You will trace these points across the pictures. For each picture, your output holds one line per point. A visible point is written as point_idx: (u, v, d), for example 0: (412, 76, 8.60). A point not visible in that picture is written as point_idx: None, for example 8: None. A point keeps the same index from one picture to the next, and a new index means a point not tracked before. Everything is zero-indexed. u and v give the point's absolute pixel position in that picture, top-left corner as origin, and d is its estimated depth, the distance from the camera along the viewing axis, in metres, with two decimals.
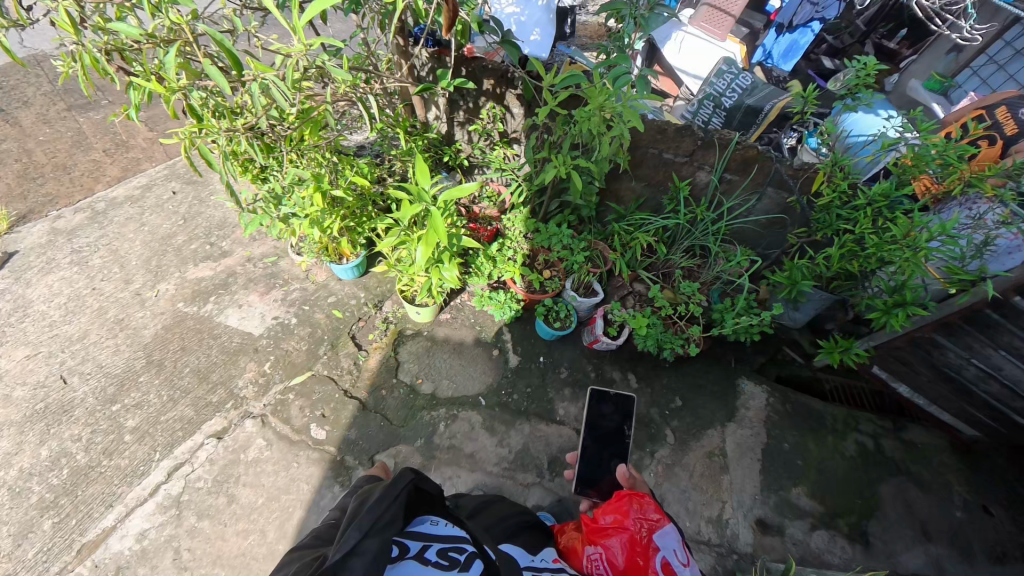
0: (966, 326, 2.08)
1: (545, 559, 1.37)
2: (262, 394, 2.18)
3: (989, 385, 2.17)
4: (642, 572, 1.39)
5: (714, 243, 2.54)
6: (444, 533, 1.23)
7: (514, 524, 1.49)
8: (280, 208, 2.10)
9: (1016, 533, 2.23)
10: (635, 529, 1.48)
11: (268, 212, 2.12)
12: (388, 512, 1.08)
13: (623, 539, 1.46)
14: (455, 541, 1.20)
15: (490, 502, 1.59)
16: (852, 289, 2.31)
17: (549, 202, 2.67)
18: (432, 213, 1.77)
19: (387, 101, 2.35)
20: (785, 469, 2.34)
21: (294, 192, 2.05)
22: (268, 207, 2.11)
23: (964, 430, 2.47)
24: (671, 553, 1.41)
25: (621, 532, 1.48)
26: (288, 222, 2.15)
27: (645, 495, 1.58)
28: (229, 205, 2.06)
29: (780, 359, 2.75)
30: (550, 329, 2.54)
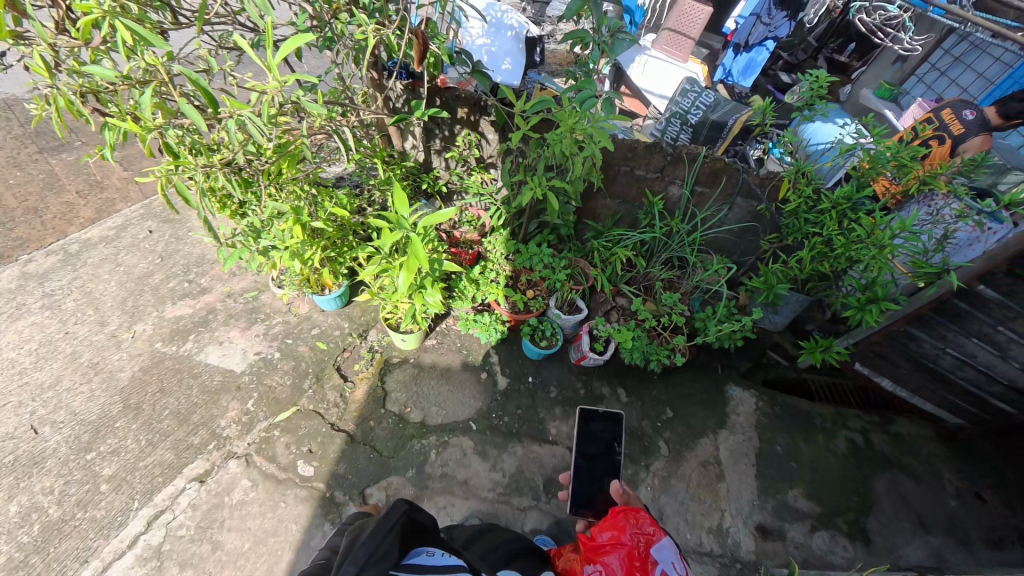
0: (937, 317, 2.16)
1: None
2: (246, 432, 2.11)
3: (965, 372, 2.25)
4: None
5: (691, 253, 2.60)
6: (442, 563, 1.17)
7: (512, 548, 1.45)
8: (258, 242, 2.07)
9: (1009, 517, 2.28)
10: (632, 545, 1.43)
11: (247, 247, 2.09)
12: (382, 544, 1.10)
13: (621, 555, 1.40)
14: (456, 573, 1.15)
15: (483, 531, 1.56)
16: (827, 290, 2.39)
17: (528, 223, 2.72)
18: (413, 238, 1.78)
19: (362, 133, 2.36)
20: (780, 472, 2.35)
21: (272, 225, 2.03)
22: (246, 241, 2.08)
23: (947, 417, 2.54)
24: (670, 565, 1.37)
25: (619, 549, 1.42)
26: (268, 256, 2.12)
27: (640, 511, 1.54)
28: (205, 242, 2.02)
29: (765, 362, 2.80)
30: (536, 349, 2.54)
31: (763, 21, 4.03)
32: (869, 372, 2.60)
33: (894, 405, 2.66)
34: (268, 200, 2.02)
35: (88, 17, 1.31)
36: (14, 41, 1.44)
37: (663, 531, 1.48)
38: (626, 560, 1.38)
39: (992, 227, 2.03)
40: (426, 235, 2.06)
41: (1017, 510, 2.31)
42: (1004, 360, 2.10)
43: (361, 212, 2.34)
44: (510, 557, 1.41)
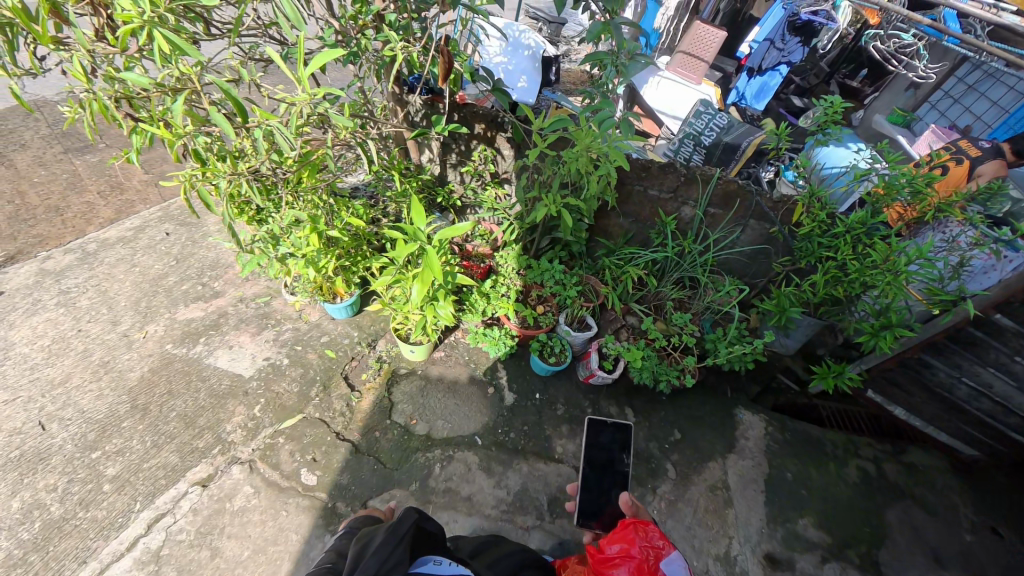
0: (952, 345, 2.13)
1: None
2: (251, 438, 2.10)
3: (981, 403, 2.21)
4: None
5: (702, 273, 2.60)
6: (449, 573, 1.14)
7: (515, 562, 1.41)
8: (277, 249, 2.07)
9: None
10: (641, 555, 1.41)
11: (266, 252, 2.09)
12: (389, 559, 1.06)
13: (630, 566, 1.38)
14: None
15: (489, 542, 1.52)
16: (840, 315, 2.34)
17: (541, 239, 2.73)
18: (428, 250, 1.80)
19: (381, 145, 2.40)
20: (790, 500, 2.31)
21: (291, 232, 2.03)
22: (264, 246, 2.07)
23: (961, 448, 2.49)
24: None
25: (628, 561, 1.40)
26: (286, 262, 2.12)
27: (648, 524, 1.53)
28: (225, 246, 2.04)
29: (775, 387, 2.77)
30: (545, 365, 2.55)
31: (777, 46, 4.07)
32: (881, 399, 2.55)
33: (906, 434, 2.61)
34: (288, 208, 2.03)
35: (128, 26, 1.33)
36: (55, 46, 1.48)
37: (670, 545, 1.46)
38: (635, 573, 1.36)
39: (1007, 256, 2.04)
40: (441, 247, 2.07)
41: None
42: (1020, 391, 2.06)
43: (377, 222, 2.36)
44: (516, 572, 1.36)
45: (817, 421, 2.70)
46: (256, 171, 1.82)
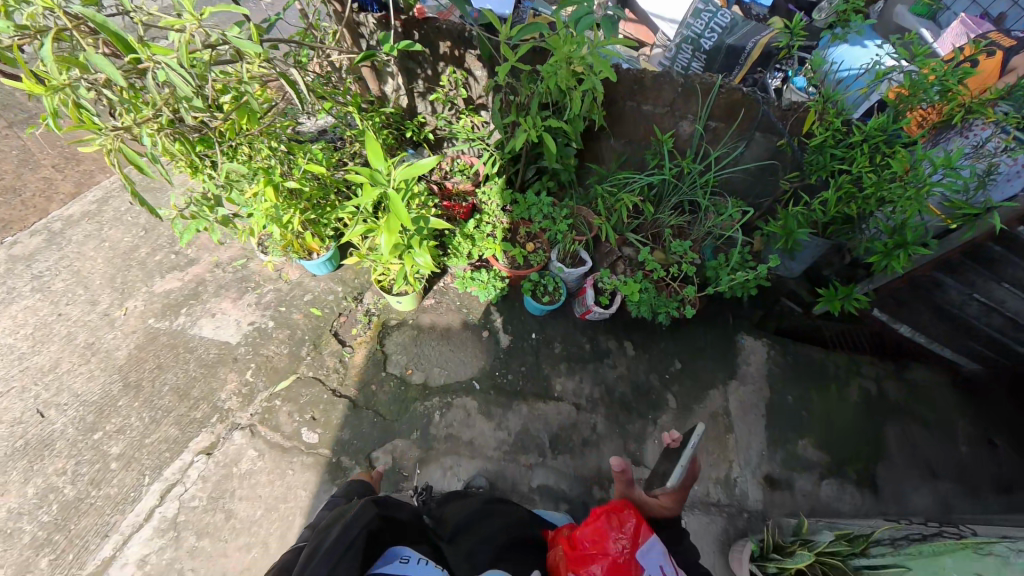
0: (966, 261, 1.98)
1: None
2: (248, 403, 2.13)
3: (991, 319, 2.12)
4: None
5: (702, 196, 2.37)
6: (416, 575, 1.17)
7: (499, 542, 1.41)
8: (217, 211, 1.99)
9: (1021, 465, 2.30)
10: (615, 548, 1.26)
11: (204, 216, 1.99)
12: (337, 568, 1.09)
13: (606, 564, 1.23)
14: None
15: (480, 516, 1.54)
16: (849, 234, 2.19)
17: (526, 170, 2.57)
18: (393, 197, 1.71)
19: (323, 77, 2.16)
20: (789, 422, 2.35)
21: (235, 189, 1.98)
22: (202, 210, 1.97)
23: (964, 364, 2.47)
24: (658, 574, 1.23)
25: (603, 557, 1.24)
26: (231, 225, 2.05)
27: (624, 507, 1.37)
28: (160, 214, 1.94)
29: (778, 312, 2.64)
30: (540, 305, 2.49)
31: None
32: (887, 318, 2.42)
33: (908, 351, 2.53)
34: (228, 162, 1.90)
35: None
36: None
37: (648, 530, 1.32)
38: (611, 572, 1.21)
39: None
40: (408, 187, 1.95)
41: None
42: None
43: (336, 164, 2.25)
44: (499, 555, 1.37)
45: (821, 343, 2.58)
46: (178, 120, 1.69)
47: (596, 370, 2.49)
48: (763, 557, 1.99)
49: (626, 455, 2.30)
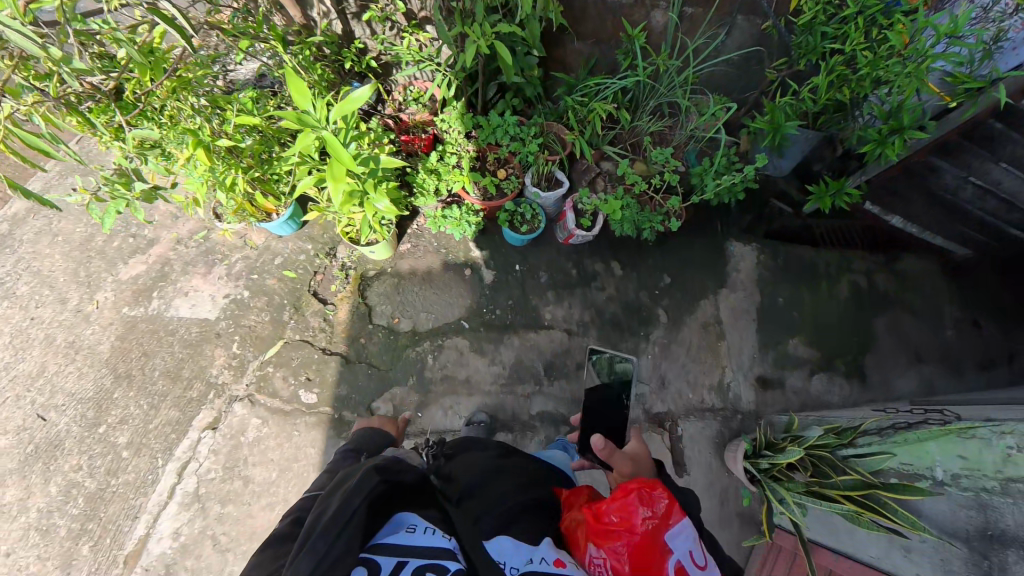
0: (965, 142, 1.89)
1: (541, 560, 1.10)
2: (241, 375, 2.16)
3: (986, 202, 2.09)
4: None
5: (682, 95, 2.11)
6: (422, 545, 1.07)
7: (510, 505, 1.32)
8: (133, 185, 1.72)
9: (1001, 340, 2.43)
10: (640, 527, 1.13)
11: (121, 193, 1.73)
12: (336, 542, 0.99)
13: (629, 541, 1.11)
14: (433, 556, 1.05)
15: (490, 477, 1.46)
16: (841, 123, 2.00)
17: (486, 88, 2.33)
18: (329, 138, 1.53)
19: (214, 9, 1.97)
20: (780, 324, 2.38)
21: (148, 158, 1.91)
22: (116, 186, 1.71)
23: (955, 250, 2.48)
24: (685, 556, 1.11)
25: (627, 534, 1.12)
26: (155, 199, 1.80)
27: (651, 481, 1.22)
28: (73, 200, 1.72)
29: (768, 215, 2.53)
30: (519, 236, 2.36)
31: None
32: (879, 211, 2.38)
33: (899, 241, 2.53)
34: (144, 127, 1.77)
35: None
36: None
37: (678, 509, 1.18)
38: (634, 553, 1.09)
39: None
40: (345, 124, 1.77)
41: (1009, 333, 2.46)
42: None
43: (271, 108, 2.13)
44: (511, 518, 1.27)
45: (812, 243, 2.55)
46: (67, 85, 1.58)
47: (584, 294, 2.44)
48: (756, 454, 2.07)
49: (621, 373, 2.32)
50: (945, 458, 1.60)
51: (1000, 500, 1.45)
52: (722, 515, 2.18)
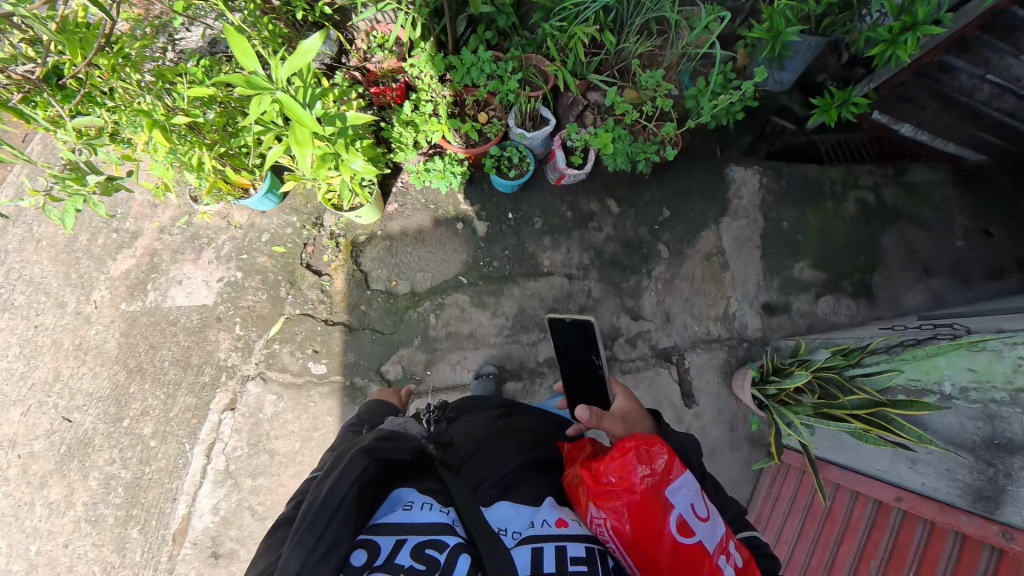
0: (982, 36, 1.73)
1: (543, 522, 1.06)
2: (249, 355, 2.19)
3: (1002, 102, 1.95)
4: (657, 540, 1.02)
5: (671, 10, 1.92)
6: (421, 521, 1.01)
7: (513, 470, 1.28)
8: (86, 180, 1.57)
9: (1011, 247, 2.40)
10: (639, 484, 1.06)
11: (76, 189, 1.58)
12: (326, 531, 0.92)
13: (628, 501, 1.05)
14: (433, 533, 0.99)
15: (490, 441, 1.41)
16: (847, 25, 1.85)
17: (455, 24, 2.12)
18: (286, 102, 1.43)
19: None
20: (786, 248, 2.32)
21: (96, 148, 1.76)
22: (67, 183, 1.56)
23: (967, 157, 2.38)
24: (687, 509, 1.05)
25: (626, 493, 1.05)
26: (115, 191, 1.66)
27: (649, 435, 1.13)
28: (23, 205, 1.57)
29: (769, 134, 2.39)
30: (507, 182, 2.25)
31: None
32: (889, 120, 2.24)
33: (910, 151, 2.40)
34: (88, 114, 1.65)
35: None
36: None
37: (679, 463, 1.10)
38: (634, 511, 1.03)
39: None
40: (303, 81, 1.64)
41: (1020, 238, 2.42)
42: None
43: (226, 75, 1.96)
44: (511, 485, 1.23)
45: (816, 159, 2.42)
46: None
47: (582, 236, 2.36)
48: (763, 380, 2.09)
49: (625, 312, 2.29)
50: (954, 372, 1.53)
51: (1009, 409, 1.37)
52: (733, 439, 2.24)
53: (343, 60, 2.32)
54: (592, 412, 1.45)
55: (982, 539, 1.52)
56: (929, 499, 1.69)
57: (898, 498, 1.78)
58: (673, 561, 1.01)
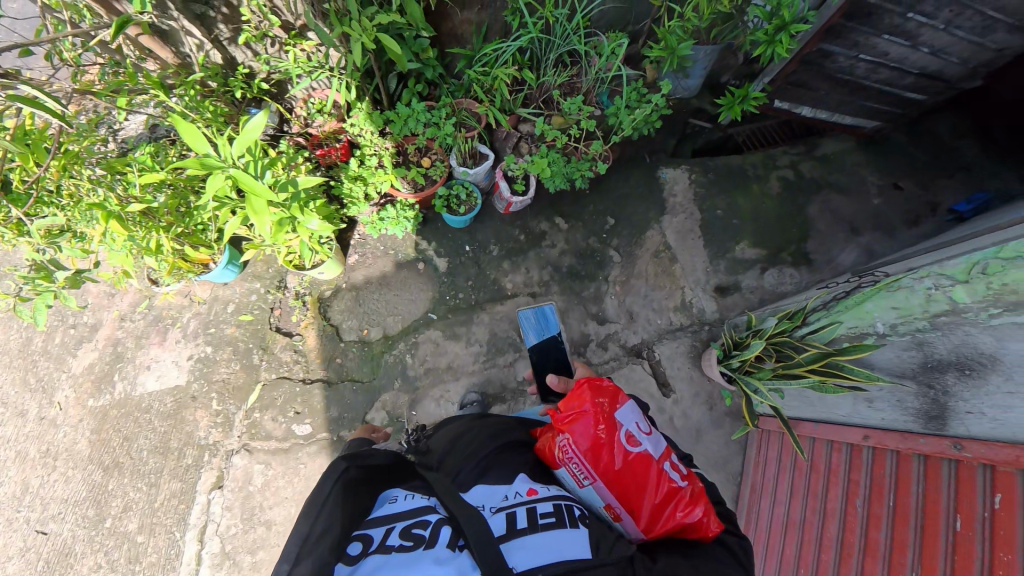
0: (848, 24, 2.01)
1: (515, 496, 1.28)
2: (230, 429, 2.15)
3: (878, 74, 2.31)
4: (609, 446, 1.41)
5: (580, 42, 2.15)
6: (407, 509, 1.19)
7: (487, 453, 1.47)
8: (55, 276, 1.62)
9: (922, 195, 2.66)
10: (596, 407, 1.48)
11: (46, 287, 1.63)
12: (320, 519, 1.12)
13: (586, 422, 1.44)
14: (418, 515, 1.16)
15: (463, 433, 1.58)
16: (734, 30, 2.15)
17: (387, 81, 2.29)
18: (238, 176, 1.51)
19: (78, 69, 1.84)
20: (724, 232, 2.53)
21: (60, 244, 1.81)
22: (37, 282, 1.60)
23: (866, 124, 2.69)
24: (632, 424, 1.45)
25: (584, 417, 1.45)
26: (84, 283, 1.70)
27: (601, 377, 1.57)
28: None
29: (691, 134, 2.78)
30: (459, 218, 2.39)
31: None
32: (789, 105, 2.51)
33: (816, 129, 2.83)
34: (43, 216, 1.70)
35: None
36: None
37: (624, 393, 1.52)
38: (591, 424, 1.43)
39: None
40: (251, 156, 1.74)
41: (928, 186, 2.70)
42: (913, 48, 2.15)
43: (173, 158, 2.04)
44: (485, 468, 1.42)
45: (734, 149, 2.84)
46: None
47: (538, 254, 2.51)
48: (726, 357, 2.27)
49: (591, 318, 2.43)
50: (883, 312, 1.73)
51: (932, 335, 1.56)
52: (714, 417, 2.38)
53: (285, 129, 2.44)
54: (559, 379, 1.91)
55: (940, 456, 1.61)
56: (891, 431, 1.82)
57: (865, 437, 1.91)
58: (623, 462, 1.39)
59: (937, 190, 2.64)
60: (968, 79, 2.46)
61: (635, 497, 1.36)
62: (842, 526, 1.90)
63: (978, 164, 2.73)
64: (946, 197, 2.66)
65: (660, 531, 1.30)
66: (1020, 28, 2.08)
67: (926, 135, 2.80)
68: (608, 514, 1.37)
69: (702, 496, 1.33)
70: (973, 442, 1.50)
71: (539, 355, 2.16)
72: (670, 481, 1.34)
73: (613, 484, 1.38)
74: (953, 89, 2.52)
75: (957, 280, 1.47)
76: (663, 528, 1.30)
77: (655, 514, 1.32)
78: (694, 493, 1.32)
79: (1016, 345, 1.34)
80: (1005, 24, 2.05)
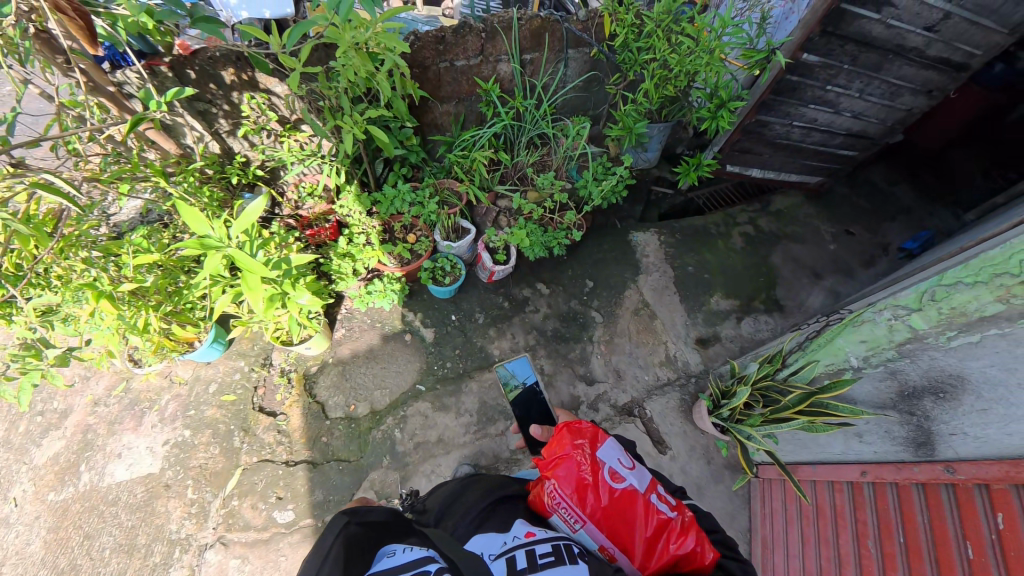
0: (777, 98, 2.37)
1: (513, 539, 1.19)
2: (204, 521, 1.99)
3: (811, 137, 2.67)
4: (593, 487, 1.34)
5: (547, 125, 2.46)
6: (406, 560, 1.03)
7: (481, 508, 1.40)
8: (45, 353, 1.59)
9: (872, 239, 2.96)
10: (578, 450, 1.43)
11: (33, 365, 1.57)
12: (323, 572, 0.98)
13: (567, 467, 1.39)
14: (416, 565, 1.01)
15: (460, 491, 1.51)
16: (680, 109, 2.51)
17: (374, 166, 2.51)
18: (237, 256, 1.55)
19: (81, 158, 1.91)
20: (697, 287, 2.73)
21: (52, 323, 1.78)
22: (26, 360, 1.56)
23: (810, 179, 3.06)
24: (616, 462, 1.41)
25: (566, 462, 1.40)
26: (71, 360, 1.66)
27: (582, 420, 1.55)
28: None
29: (655, 200, 3.05)
30: (445, 288, 2.48)
31: None
32: (740, 168, 2.85)
33: (766, 187, 3.14)
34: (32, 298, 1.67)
35: None
36: None
37: (603, 431, 1.49)
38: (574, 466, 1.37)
39: None
40: (248, 236, 1.79)
41: (875, 231, 3.00)
42: (835, 115, 2.53)
43: (166, 240, 2.08)
44: (482, 520, 1.35)
45: (698, 211, 3.09)
46: None
47: (522, 319, 2.59)
48: (716, 407, 2.29)
49: (580, 379, 2.45)
50: (853, 346, 1.77)
51: (902, 363, 1.61)
52: (714, 471, 2.34)
53: (277, 212, 2.60)
54: (543, 430, 1.91)
55: (936, 482, 1.59)
56: (885, 464, 1.80)
57: (863, 473, 1.88)
58: (609, 501, 1.32)
59: (884, 233, 2.94)
60: (891, 135, 2.81)
61: (626, 533, 1.27)
62: (859, 571, 1.80)
63: (916, 206, 3.07)
64: (894, 238, 2.96)
65: (656, 567, 1.21)
66: (921, 92, 2.49)
67: (863, 188, 3.17)
68: (602, 556, 1.24)
69: (693, 526, 1.27)
70: (963, 464, 1.49)
71: (523, 409, 2.02)
72: (659, 512, 1.28)
73: (602, 524, 1.29)
74: (878, 144, 2.86)
75: (912, 309, 1.54)
76: (658, 563, 1.22)
77: (648, 548, 1.24)
78: (684, 522, 1.26)
79: (979, 364, 1.39)
80: (908, 89, 2.45)
